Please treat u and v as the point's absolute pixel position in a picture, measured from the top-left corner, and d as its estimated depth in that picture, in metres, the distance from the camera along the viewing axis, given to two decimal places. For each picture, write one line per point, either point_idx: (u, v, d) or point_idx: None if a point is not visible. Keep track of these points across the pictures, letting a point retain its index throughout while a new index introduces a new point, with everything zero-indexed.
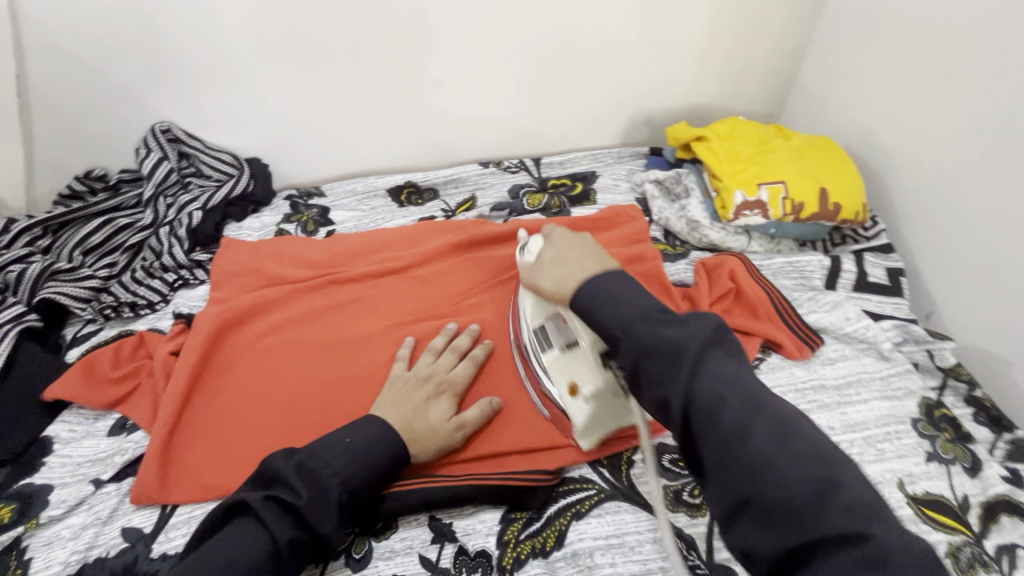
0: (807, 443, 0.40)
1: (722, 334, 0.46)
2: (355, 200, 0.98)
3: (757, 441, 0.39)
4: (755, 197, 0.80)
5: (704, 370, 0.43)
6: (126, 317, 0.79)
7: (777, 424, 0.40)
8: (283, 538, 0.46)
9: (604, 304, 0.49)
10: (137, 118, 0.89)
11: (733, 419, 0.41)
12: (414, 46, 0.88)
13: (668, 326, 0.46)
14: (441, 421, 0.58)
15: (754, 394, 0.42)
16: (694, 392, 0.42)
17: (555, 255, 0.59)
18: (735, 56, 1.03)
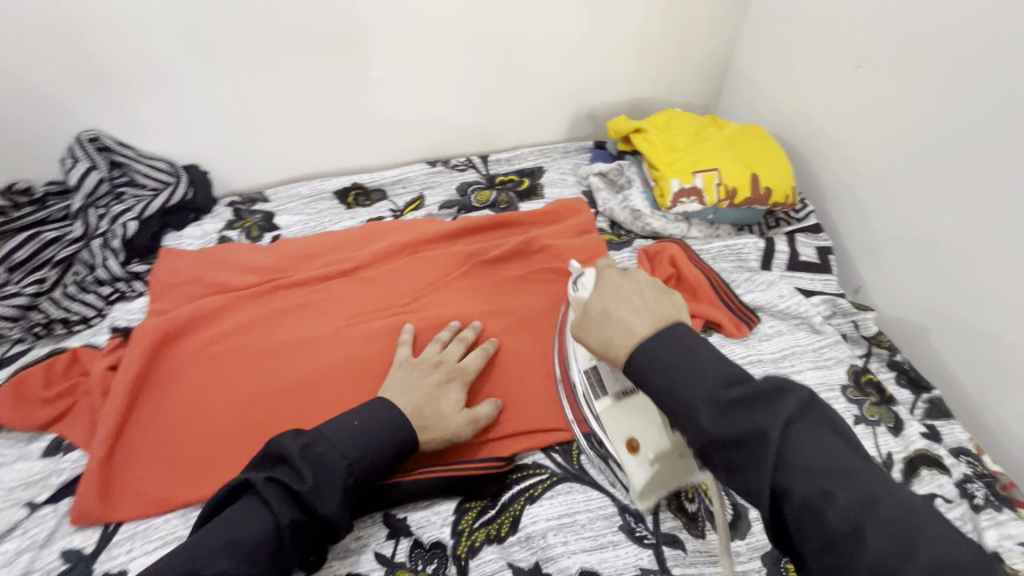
0: (925, 539, 0.36)
1: (808, 405, 0.42)
2: (301, 204, 0.97)
3: (869, 537, 0.37)
4: (691, 184, 0.84)
5: (792, 459, 0.40)
6: (58, 333, 0.77)
7: (889, 516, 0.37)
8: (285, 520, 0.46)
9: (674, 388, 0.44)
10: (61, 126, 0.85)
11: (842, 517, 0.38)
12: (353, 46, 0.87)
13: (743, 405, 0.42)
14: (450, 410, 0.60)
15: (862, 479, 0.39)
16: (785, 485, 0.39)
17: (603, 307, 0.53)
18: (671, 51, 1.06)
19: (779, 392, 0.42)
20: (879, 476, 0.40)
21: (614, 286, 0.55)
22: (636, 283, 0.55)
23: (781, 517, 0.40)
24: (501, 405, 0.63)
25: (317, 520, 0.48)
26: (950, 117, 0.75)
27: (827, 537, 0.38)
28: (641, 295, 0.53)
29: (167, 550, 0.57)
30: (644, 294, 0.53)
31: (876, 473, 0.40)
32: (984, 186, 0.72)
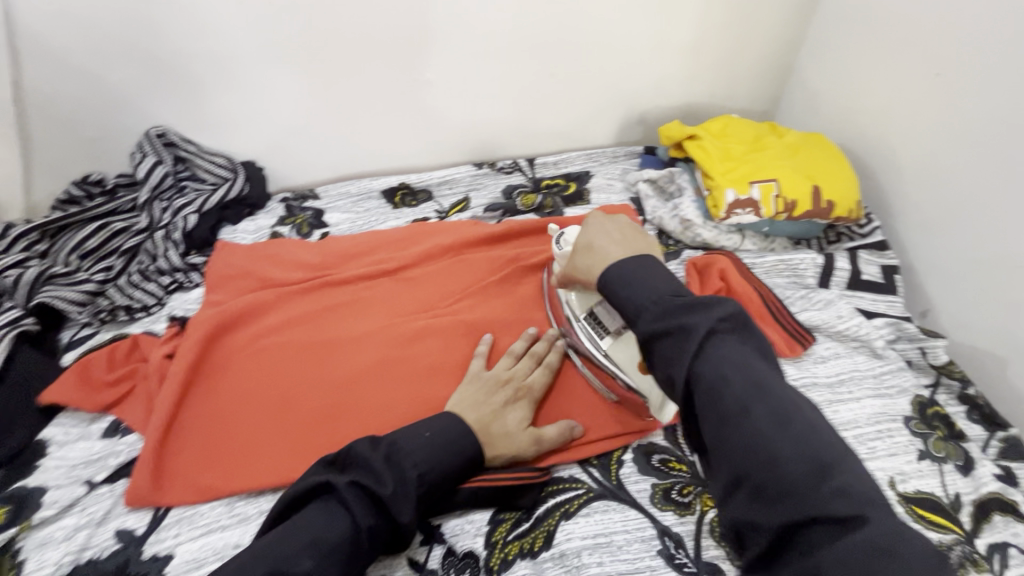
0: (806, 425, 0.41)
1: (740, 318, 0.47)
2: (349, 202, 0.99)
3: (756, 420, 0.42)
4: (747, 195, 0.79)
5: (707, 353, 0.45)
6: (121, 320, 0.80)
7: (780, 406, 0.42)
8: (364, 525, 0.47)
9: (627, 288, 0.52)
10: (133, 122, 0.89)
11: (737, 400, 0.42)
12: (408, 49, 0.88)
13: (683, 308, 0.48)
14: (516, 428, 0.60)
15: (767, 382, 0.43)
16: (699, 374, 0.44)
17: (588, 240, 0.62)
18: (729, 56, 1.02)
19: (711, 302, 0.47)
20: (789, 388, 0.45)
21: (601, 224, 0.63)
22: (617, 223, 0.63)
23: (692, 406, 0.45)
24: (569, 432, 0.62)
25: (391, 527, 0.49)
26: None
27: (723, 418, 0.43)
28: (620, 232, 0.61)
29: (212, 537, 0.59)
30: (625, 232, 0.62)
31: (789, 386, 0.45)
32: None
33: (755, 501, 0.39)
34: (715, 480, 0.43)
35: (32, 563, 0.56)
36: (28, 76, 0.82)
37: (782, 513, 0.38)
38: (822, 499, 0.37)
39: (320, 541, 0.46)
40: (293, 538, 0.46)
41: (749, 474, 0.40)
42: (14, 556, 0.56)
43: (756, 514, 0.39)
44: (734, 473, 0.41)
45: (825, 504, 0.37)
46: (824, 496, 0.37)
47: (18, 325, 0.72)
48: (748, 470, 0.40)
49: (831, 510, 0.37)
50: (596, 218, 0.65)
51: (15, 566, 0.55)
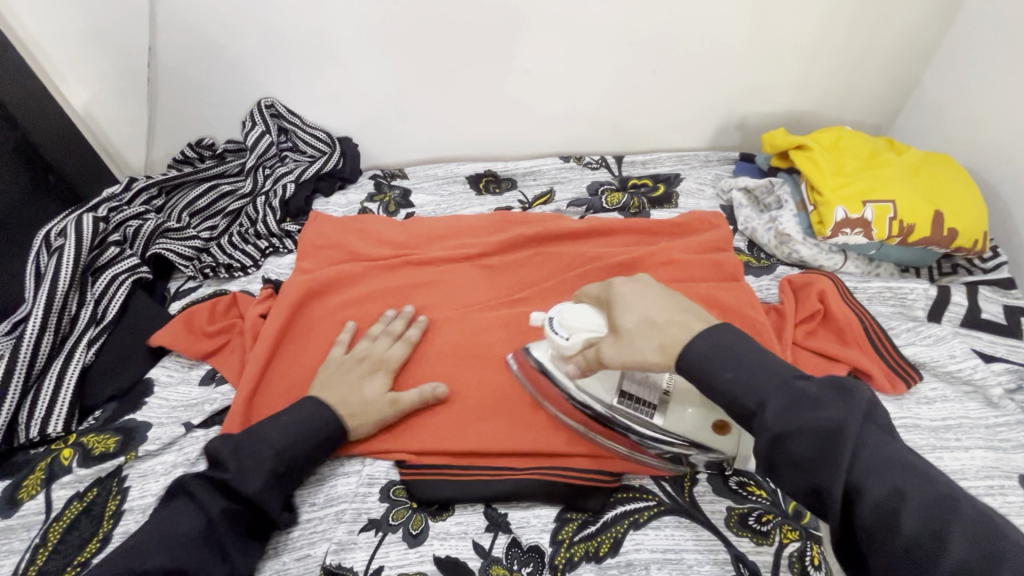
0: (1019, 550, 0.33)
1: (875, 408, 0.39)
2: (436, 184, 1.01)
3: (954, 549, 0.33)
4: (858, 215, 0.73)
5: (868, 461, 0.37)
6: (221, 277, 0.85)
7: (968, 521, 0.34)
8: (216, 511, 0.51)
9: (725, 367, 0.43)
10: (246, 91, 0.95)
11: (919, 520, 0.34)
12: (510, 36, 0.88)
13: (810, 402, 0.39)
14: (374, 396, 0.62)
15: (941, 487, 0.36)
16: (861, 486, 0.36)
17: (640, 318, 0.49)
18: (848, 62, 0.95)
19: (844, 392, 0.39)
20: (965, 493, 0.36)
21: (642, 295, 0.51)
22: (654, 289, 0.52)
23: (853, 525, 0.37)
24: (432, 394, 0.62)
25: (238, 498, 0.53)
26: None
27: (912, 552, 0.34)
28: (671, 296, 0.51)
29: None
30: (672, 297, 0.50)
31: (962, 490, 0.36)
32: None
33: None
34: None
35: (135, 491, 0.60)
36: (160, 42, 0.88)
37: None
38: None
39: (174, 537, 0.49)
40: (142, 542, 0.48)
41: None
42: (120, 483, 0.60)
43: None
44: None
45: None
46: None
47: (136, 272, 0.78)
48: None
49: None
50: (621, 287, 0.52)
51: (120, 493, 0.60)
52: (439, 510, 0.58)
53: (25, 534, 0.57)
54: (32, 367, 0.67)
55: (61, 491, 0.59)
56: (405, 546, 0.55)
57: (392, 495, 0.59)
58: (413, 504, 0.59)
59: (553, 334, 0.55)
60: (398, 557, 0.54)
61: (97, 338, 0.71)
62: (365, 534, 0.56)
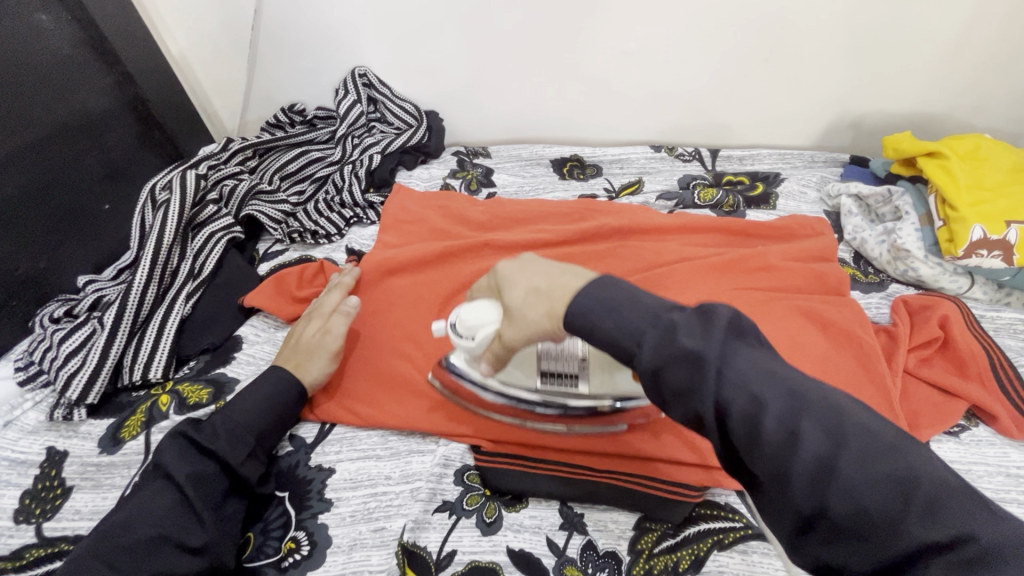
0: (855, 423, 0.32)
1: (736, 323, 0.37)
2: (518, 166, 0.99)
3: (809, 442, 0.31)
4: (999, 236, 0.65)
5: (732, 375, 0.34)
6: (308, 243, 0.86)
7: (828, 416, 0.32)
8: (183, 479, 0.51)
9: (609, 314, 0.39)
10: (341, 59, 0.95)
11: (779, 424, 0.32)
12: (615, 14, 0.83)
13: (681, 329, 0.37)
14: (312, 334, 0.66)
15: (799, 389, 0.34)
16: (726, 404, 0.34)
17: (528, 289, 0.46)
18: (994, 61, 0.84)
19: (703, 316, 0.37)
20: (819, 384, 0.35)
21: (528, 269, 0.48)
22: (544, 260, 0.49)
23: (731, 445, 0.34)
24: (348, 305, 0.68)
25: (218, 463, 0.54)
26: None
27: (774, 455, 0.32)
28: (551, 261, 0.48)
29: (366, 463, 0.61)
30: (561, 266, 0.47)
31: (819, 383, 0.35)
32: None
33: (834, 543, 0.30)
34: (779, 522, 0.32)
35: None
36: (266, 5, 0.89)
37: (872, 548, 0.29)
38: (911, 525, 0.29)
39: (147, 510, 0.49)
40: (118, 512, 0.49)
41: (827, 511, 0.30)
42: None
43: (841, 555, 0.30)
44: (804, 509, 0.31)
45: (915, 529, 0.29)
46: (909, 518, 0.29)
47: (230, 231, 0.81)
48: (822, 507, 0.30)
49: (930, 538, 0.29)
50: (507, 268, 0.50)
51: None
52: (513, 501, 0.57)
53: (126, 471, 0.60)
54: (138, 314, 0.71)
55: (159, 435, 0.62)
56: (478, 533, 0.54)
57: (466, 480, 0.59)
58: (486, 491, 0.58)
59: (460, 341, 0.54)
60: (471, 543, 0.54)
61: (194, 293, 0.75)
62: (439, 515, 0.56)
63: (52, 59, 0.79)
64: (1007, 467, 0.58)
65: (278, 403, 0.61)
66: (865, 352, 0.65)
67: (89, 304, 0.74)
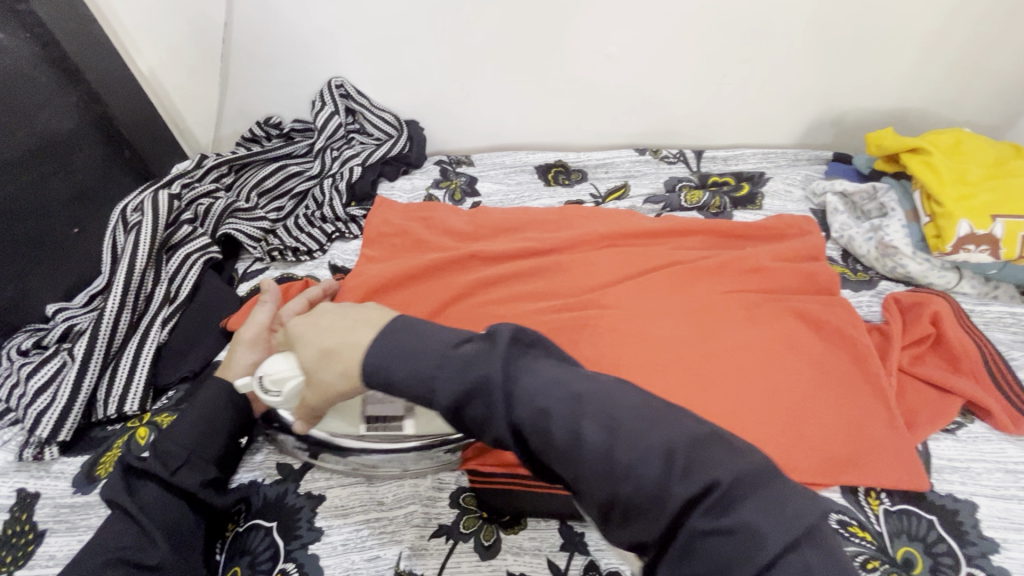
0: (628, 412, 0.38)
1: (520, 336, 0.42)
2: (503, 173, 0.97)
3: (591, 440, 0.37)
4: (986, 231, 0.65)
5: (522, 393, 0.39)
6: (288, 260, 0.84)
7: (605, 409, 0.38)
8: (133, 508, 0.49)
9: (393, 364, 0.41)
10: (318, 71, 0.93)
11: (566, 430, 0.38)
12: (596, 20, 0.82)
13: (472, 360, 0.40)
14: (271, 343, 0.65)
15: (579, 392, 0.39)
16: (518, 422, 0.39)
17: (319, 348, 0.47)
18: (971, 56, 0.85)
19: (489, 339, 0.41)
20: (589, 375, 0.42)
21: (316, 328, 0.49)
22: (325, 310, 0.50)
23: (531, 453, 0.40)
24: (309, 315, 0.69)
25: (161, 482, 0.52)
26: None
27: (566, 456, 0.37)
28: (332, 316, 0.49)
29: (357, 488, 0.59)
30: (339, 313, 0.49)
31: (593, 375, 0.42)
32: None
33: (629, 522, 0.36)
34: (592, 514, 0.38)
35: None
36: (237, 18, 0.87)
37: (654, 520, 0.35)
38: (675, 488, 0.35)
39: (105, 546, 0.47)
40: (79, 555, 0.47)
41: (618, 496, 0.36)
42: None
43: (639, 533, 0.36)
44: (603, 497, 0.36)
45: (676, 492, 0.35)
46: (673, 481, 0.35)
47: (207, 251, 0.78)
48: (614, 493, 0.36)
49: (688, 494, 0.34)
50: (299, 327, 0.50)
51: None
52: (511, 523, 0.55)
53: (102, 511, 0.57)
54: (111, 344, 0.67)
55: None
56: (477, 558, 0.52)
57: (462, 502, 0.57)
58: (484, 514, 0.56)
59: (269, 394, 0.52)
60: (471, 570, 0.52)
61: (170, 318, 0.72)
62: (436, 541, 0.54)
63: (12, 80, 0.76)
64: (1005, 463, 0.59)
65: (218, 419, 0.58)
66: (860, 353, 0.64)
67: (59, 334, 0.71)
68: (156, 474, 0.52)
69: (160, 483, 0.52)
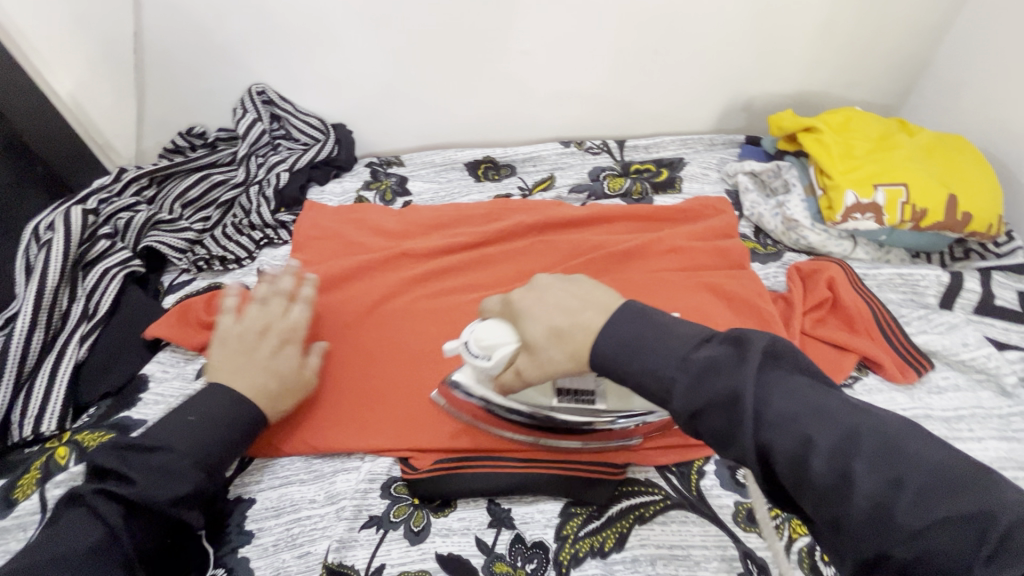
0: (912, 458, 0.32)
1: (772, 351, 0.39)
2: (433, 171, 0.98)
3: (859, 481, 0.32)
4: (869, 199, 0.71)
5: (772, 415, 0.36)
6: (216, 270, 0.83)
7: (877, 450, 0.33)
8: (116, 522, 0.48)
9: (634, 357, 0.41)
10: (238, 78, 0.92)
11: (829, 467, 0.33)
12: (509, 18, 0.85)
13: (713, 367, 0.38)
14: (289, 370, 0.62)
15: (837, 416, 0.35)
16: (769, 444, 0.35)
17: (546, 327, 0.48)
18: (859, 40, 0.92)
19: (740, 346, 0.39)
20: (874, 411, 0.36)
21: (544, 304, 0.49)
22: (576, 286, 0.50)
23: (777, 481, 0.36)
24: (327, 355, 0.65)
25: (125, 500, 0.49)
26: None
27: (823, 495, 0.33)
28: (568, 296, 0.49)
29: (287, 488, 0.60)
30: (575, 293, 0.49)
31: (870, 409, 0.36)
32: None
33: None
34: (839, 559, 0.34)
35: None
36: (147, 28, 0.85)
37: None
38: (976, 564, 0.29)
39: (67, 560, 0.45)
40: (34, 563, 0.44)
41: (889, 552, 0.31)
42: None
43: None
44: (864, 550, 0.31)
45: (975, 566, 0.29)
46: (970, 556, 0.29)
47: (127, 265, 0.77)
48: (883, 548, 0.31)
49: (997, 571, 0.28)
50: (524, 302, 0.51)
51: None
52: (442, 506, 0.57)
53: (20, 534, 0.55)
54: (23, 366, 0.66)
55: (55, 490, 0.57)
56: (405, 543, 0.54)
57: (393, 492, 0.58)
58: (414, 500, 0.58)
59: (473, 358, 0.52)
60: (399, 555, 0.53)
61: (89, 334, 0.70)
62: (366, 531, 0.55)
63: None
64: (894, 410, 0.63)
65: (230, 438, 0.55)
66: (766, 319, 0.69)
67: None
68: (116, 488, 0.49)
69: (118, 499, 0.49)
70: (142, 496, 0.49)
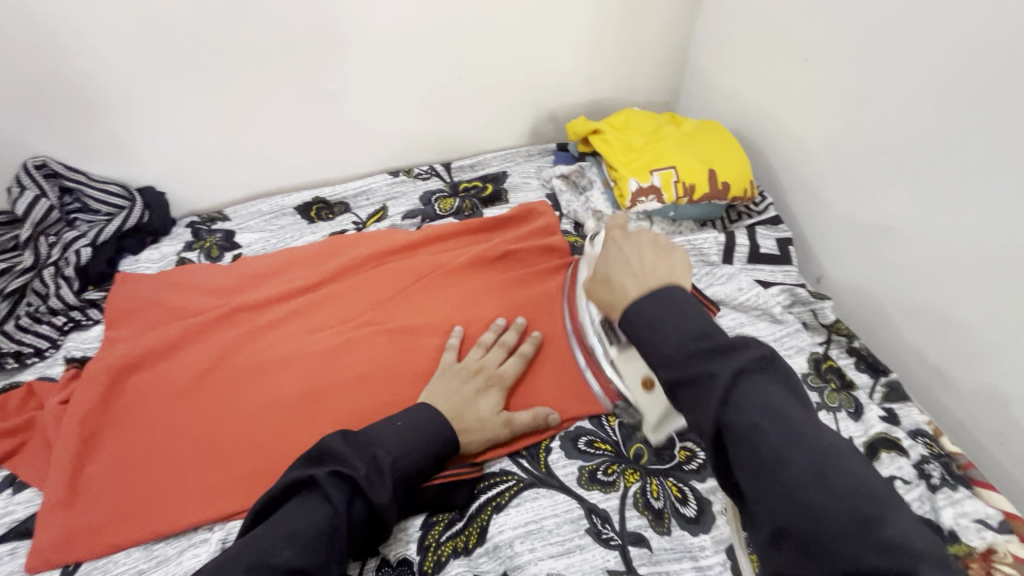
0: (845, 477, 0.37)
1: (765, 358, 0.42)
2: (262, 221, 0.96)
3: (795, 469, 0.37)
4: (648, 183, 0.85)
5: (735, 397, 0.40)
6: (11, 368, 0.74)
7: (818, 453, 0.38)
8: (338, 501, 0.47)
9: (652, 333, 0.46)
10: (8, 153, 0.82)
11: (775, 451, 0.38)
12: (309, 62, 0.87)
13: (707, 352, 0.43)
14: (489, 414, 0.61)
15: (802, 430, 0.39)
16: (725, 421, 0.40)
17: (605, 272, 0.54)
18: (628, 52, 1.07)
19: (738, 344, 0.43)
20: (824, 429, 0.40)
21: (618, 254, 0.55)
22: (639, 245, 0.55)
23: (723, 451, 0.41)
24: (544, 417, 0.63)
25: (351, 485, 0.49)
26: (899, 100, 0.75)
27: (765, 470, 0.38)
28: (639, 257, 0.53)
29: None
30: (644, 257, 0.53)
31: (830, 433, 0.40)
32: (927, 167, 0.74)
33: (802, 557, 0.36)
34: (756, 528, 0.39)
35: None
36: None
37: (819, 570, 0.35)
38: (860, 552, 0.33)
39: (298, 536, 0.44)
40: (265, 537, 0.44)
41: (789, 528, 0.36)
42: None
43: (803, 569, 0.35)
44: (773, 524, 0.37)
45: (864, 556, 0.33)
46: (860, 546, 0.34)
47: None
48: (790, 525, 0.36)
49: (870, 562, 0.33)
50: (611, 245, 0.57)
51: None
52: None
53: None
54: None
55: None
56: None
57: None
58: None
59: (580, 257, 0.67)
60: None
61: None
62: None
63: None
64: None
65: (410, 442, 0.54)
66: None
67: None
68: (339, 470, 0.48)
69: (347, 485, 0.48)
70: (367, 485, 0.49)
